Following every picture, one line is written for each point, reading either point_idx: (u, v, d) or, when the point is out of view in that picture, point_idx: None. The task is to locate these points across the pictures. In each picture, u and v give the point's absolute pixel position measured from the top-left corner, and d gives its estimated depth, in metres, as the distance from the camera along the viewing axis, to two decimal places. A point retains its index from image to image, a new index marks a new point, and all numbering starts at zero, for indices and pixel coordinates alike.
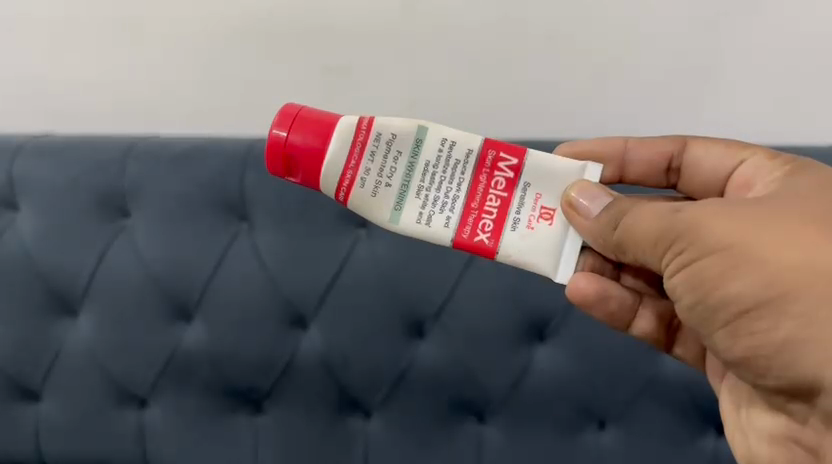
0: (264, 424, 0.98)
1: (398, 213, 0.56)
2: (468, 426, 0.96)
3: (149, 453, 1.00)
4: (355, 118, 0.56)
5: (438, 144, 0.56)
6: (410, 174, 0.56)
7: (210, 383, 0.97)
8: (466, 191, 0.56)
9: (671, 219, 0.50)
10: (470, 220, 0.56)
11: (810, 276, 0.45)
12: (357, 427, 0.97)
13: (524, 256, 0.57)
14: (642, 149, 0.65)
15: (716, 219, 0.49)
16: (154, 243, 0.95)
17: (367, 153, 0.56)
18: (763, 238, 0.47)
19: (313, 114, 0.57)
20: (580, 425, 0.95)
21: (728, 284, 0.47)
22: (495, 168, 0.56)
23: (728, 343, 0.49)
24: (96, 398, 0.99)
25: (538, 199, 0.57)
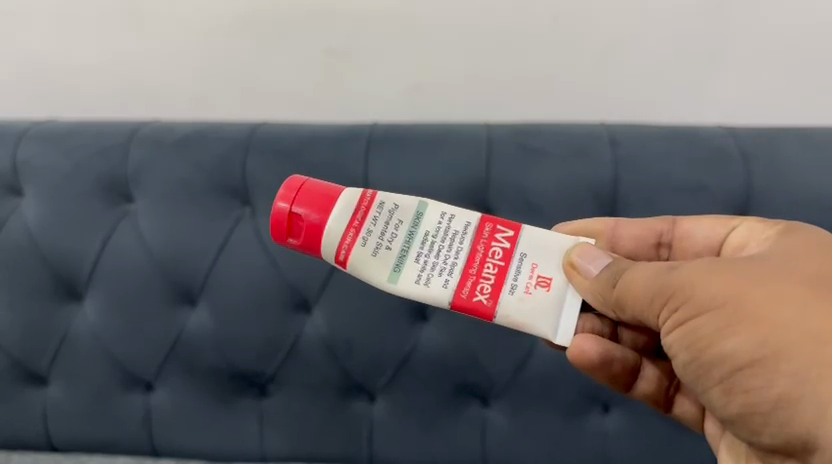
0: (270, 407, 0.99)
1: (397, 273, 0.55)
2: (473, 410, 0.97)
3: (156, 438, 1.01)
4: (359, 190, 0.58)
5: (437, 216, 0.57)
6: (409, 240, 0.56)
7: (214, 367, 0.98)
8: (465, 258, 0.56)
9: (666, 277, 0.51)
10: (468, 282, 0.55)
11: (802, 333, 0.45)
12: (362, 409, 0.98)
13: (523, 319, 0.54)
14: (631, 226, 0.66)
15: (709, 277, 0.49)
16: (156, 229, 0.95)
17: (368, 221, 0.57)
18: (756, 296, 0.47)
19: (316, 188, 0.58)
20: (584, 408, 0.95)
21: (723, 342, 0.47)
22: (493, 238, 0.57)
23: (723, 401, 0.49)
24: (103, 384, 1.00)
25: (536, 268, 0.56)
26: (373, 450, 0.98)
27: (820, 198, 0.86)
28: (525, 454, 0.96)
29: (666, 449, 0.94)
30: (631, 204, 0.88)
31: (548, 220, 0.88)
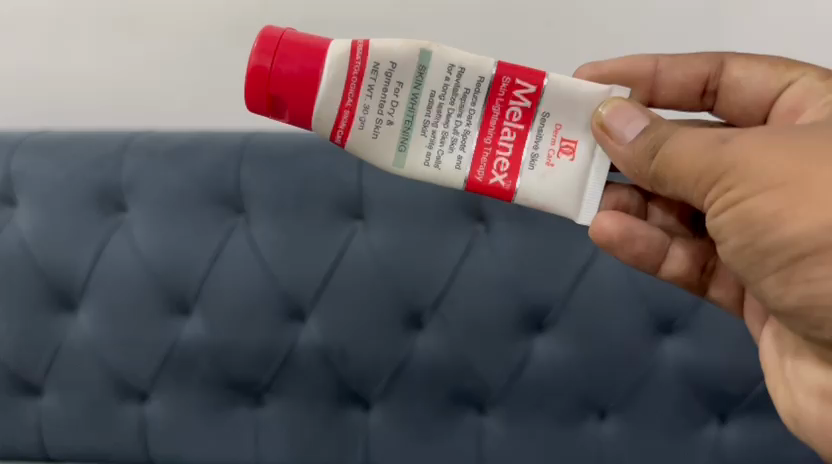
0: (265, 416, 0.99)
1: (403, 154, 0.50)
2: (469, 419, 0.96)
3: (152, 448, 1.01)
4: (347, 43, 0.48)
5: (440, 69, 0.49)
6: (414, 108, 0.49)
7: (210, 377, 0.97)
8: (479, 128, 0.50)
9: (715, 151, 0.43)
10: (483, 160, 0.50)
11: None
12: (357, 419, 0.98)
13: (543, 197, 0.51)
14: (674, 68, 0.57)
15: (768, 152, 0.41)
16: (151, 238, 0.95)
17: (365, 86, 0.48)
18: (825, 175, 0.38)
19: (299, 40, 0.48)
20: (581, 414, 0.94)
21: (782, 226, 0.40)
22: (510, 97, 0.49)
23: (779, 292, 0.42)
24: (98, 393, 0.99)
25: (558, 131, 0.50)
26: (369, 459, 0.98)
27: None
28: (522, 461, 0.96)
29: (662, 453, 0.94)
30: None
31: (541, 231, 0.89)
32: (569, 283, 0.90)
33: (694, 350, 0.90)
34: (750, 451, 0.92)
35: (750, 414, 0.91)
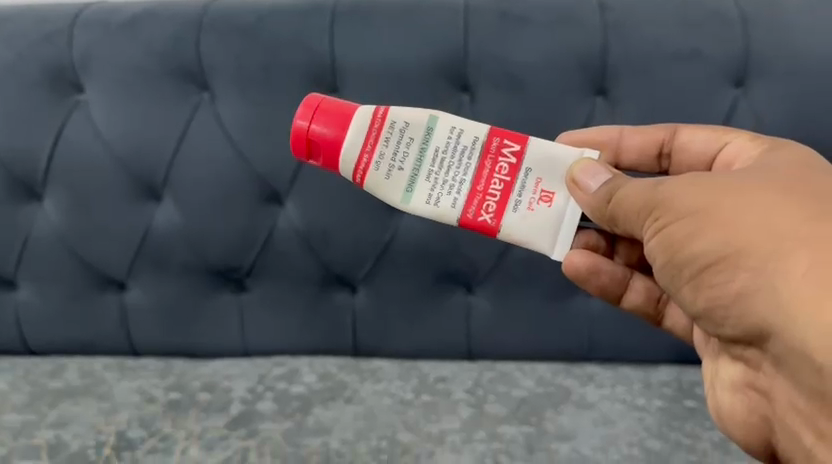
0: (250, 301, 0.96)
1: (409, 194, 0.57)
2: (457, 297, 0.94)
3: (135, 339, 0.99)
4: (372, 109, 0.58)
5: (445, 128, 0.58)
6: (421, 159, 0.57)
7: (188, 263, 0.94)
8: (472, 173, 0.57)
9: (649, 189, 0.50)
10: (475, 201, 0.57)
11: (763, 237, 0.43)
12: (343, 300, 0.95)
13: (525, 235, 0.57)
14: (636, 136, 0.64)
15: (690, 187, 0.48)
16: (112, 119, 0.88)
17: (382, 139, 0.58)
18: (728, 203, 0.46)
19: (333, 106, 0.59)
20: (571, 290, 0.92)
21: (692, 243, 0.46)
22: (499, 154, 0.57)
23: (692, 297, 0.48)
24: (75, 284, 0.96)
25: (539, 183, 0.57)
26: (355, 341, 0.97)
27: (821, 64, 0.81)
28: (510, 339, 0.95)
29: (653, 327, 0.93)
30: (621, 76, 0.82)
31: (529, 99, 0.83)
32: None
33: None
34: None
35: None
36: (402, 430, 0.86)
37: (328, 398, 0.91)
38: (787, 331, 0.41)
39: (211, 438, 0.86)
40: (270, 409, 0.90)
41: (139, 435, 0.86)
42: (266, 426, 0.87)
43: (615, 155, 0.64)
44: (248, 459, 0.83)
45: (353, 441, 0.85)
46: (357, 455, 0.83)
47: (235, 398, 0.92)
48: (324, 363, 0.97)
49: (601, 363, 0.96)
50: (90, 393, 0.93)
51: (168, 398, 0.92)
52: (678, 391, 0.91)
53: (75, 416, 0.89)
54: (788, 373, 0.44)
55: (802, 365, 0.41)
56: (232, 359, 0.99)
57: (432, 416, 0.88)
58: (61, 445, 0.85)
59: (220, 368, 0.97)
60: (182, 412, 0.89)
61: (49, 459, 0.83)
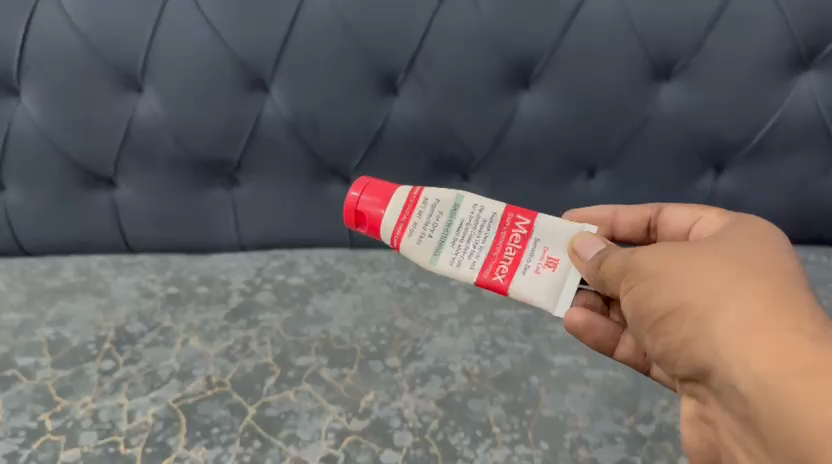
0: (242, 195, 0.94)
1: (436, 256, 0.65)
2: (453, 184, 0.93)
3: (129, 236, 0.98)
4: (409, 190, 0.68)
5: (469, 205, 0.66)
6: (448, 229, 0.66)
7: (176, 157, 0.91)
8: (490, 243, 0.65)
9: (624, 255, 0.55)
10: (491, 263, 0.64)
11: (708, 294, 0.48)
12: (338, 192, 0.94)
13: (530, 294, 0.63)
14: (628, 212, 0.71)
15: (654, 254, 0.53)
16: (84, 5, 0.83)
17: (415, 214, 0.67)
18: (683, 266, 0.51)
19: (382, 184, 0.70)
20: (569, 172, 0.91)
21: (652, 299, 0.51)
22: (513, 227, 0.65)
23: (651, 343, 0.52)
24: (62, 182, 0.94)
25: (545, 250, 0.64)
26: (351, 233, 0.97)
27: None
28: None
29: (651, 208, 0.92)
30: None
31: None
32: (560, 28, 0.80)
33: (693, 94, 0.84)
34: (742, 198, 0.91)
35: (746, 160, 0.88)
36: (401, 316, 0.86)
37: (326, 288, 0.91)
38: (726, 372, 0.46)
39: (211, 330, 0.86)
40: (269, 299, 0.90)
41: (139, 329, 0.87)
42: (266, 317, 0.87)
43: (607, 229, 0.72)
44: (249, 348, 0.83)
45: (352, 328, 0.85)
46: (357, 340, 0.83)
47: (233, 291, 0.92)
48: (321, 255, 0.97)
49: None
50: (88, 290, 0.93)
51: (167, 292, 0.92)
52: None
53: (74, 313, 0.89)
54: (730, 411, 0.47)
55: (738, 401, 0.45)
56: (229, 254, 0.99)
57: (430, 302, 0.88)
58: (62, 340, 0.85)
59: (218, 262, 0.97)
60: (180, 306, 0.90)
61: (50, 355, 0.83)
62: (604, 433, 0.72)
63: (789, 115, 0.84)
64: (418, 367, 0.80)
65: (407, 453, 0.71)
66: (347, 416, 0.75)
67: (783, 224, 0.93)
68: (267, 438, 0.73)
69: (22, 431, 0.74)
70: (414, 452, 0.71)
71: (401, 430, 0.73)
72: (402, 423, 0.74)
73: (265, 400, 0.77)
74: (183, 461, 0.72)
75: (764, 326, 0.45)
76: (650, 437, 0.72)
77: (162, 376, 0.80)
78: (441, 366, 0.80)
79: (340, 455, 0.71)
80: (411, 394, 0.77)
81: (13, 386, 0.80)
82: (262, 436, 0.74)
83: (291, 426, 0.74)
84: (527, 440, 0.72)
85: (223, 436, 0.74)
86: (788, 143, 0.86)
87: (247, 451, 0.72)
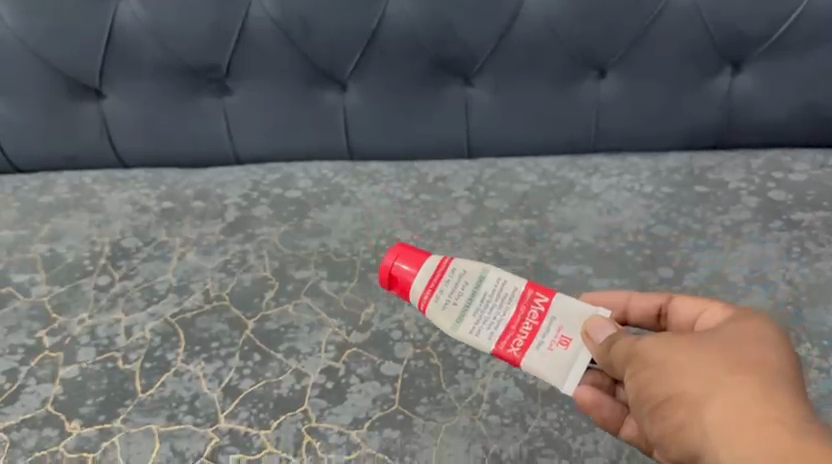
0: (235, 104, 0.90)
1: (457, 323, 0.61)
2: (455, 89, 0.88)
3: (120, 149, 0.95)
4: (439, 260, 0.64)
5: (493, 279, 0.62)
6: (472, 299, 0.62)
7: (163, 64, 0.87)
8: (509, 316, 0.60)
9: (630, 341, 0.48)
10: (508, 335, 0.59)
11: (702, 384, 0.42)
12: (334, 100, 0.89)
13: (541, 371, 0.58)
14: (643, 300, 0.59)
15: (657, 339, 0.46)
16: None
17: (442, 283, 0.63)
18: (685, 355, 0.44)
19: (416, 249, 0.66)
20: (578, 73, 0.87)
21: (651, 386, 0.45)
22: (532, 302, 0.60)
23: (647, 429, 0.46)
24: (47, 94, 0.90)
25: (559, 328, 0.59)
26: (350, 144, 0.93)
27: None
28: (512, 131, 0.91)
29: (663, 109, 0.88)
30: None
31: None
32: None
33: None
34: (758, 99, 0.87)
35: (766, 55, 0.84)
36: (401, 229, 0.84)
37: (324, 201, 0.88)
38: None
39: (208, 245, 0.84)
40: (266, 214, 0.87)
41: (134, 244, 0.85)
42: (264, 231, 0.85)
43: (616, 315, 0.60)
44: (247, 262, 0.82)
45: (352, 241, 0.83)
46: (356, 253, 0.81)
47: (229, 205, 0.89)
48: (319, 168, 0.93)
49: (608, 154, 0.92)
50: (82, 206, 0.91)
51: (161, 207, 0.89)
52: (690, 177, 0.88)
53: (67, 230, 0.87)
54: None
55: None
56: (225, 167, 0.95)
57: (432, 214, 0.85)
58: (57, 257, 0.84)
59: (213, 176, 0.93)
60: (176, 221, 0.87)
61: (46, 272, 0.82)
62: None
63: (814, 5, 0.80)
64: None
65: (407, 365, 0.70)
66: (347, 329, 0.74)
67: (800, 127, 0.90)
68: (267, 351, 0.72)
69: (21, 349, 0.74)
70: (415, 363, 0.70)
71: (401, 342, 0.72)
72: (402, 336, 0.73)
73: (264, 314, 0.76)
74: (183, 375, 0.71)
75: (761, 425, 0.40)
76: None
77: (159, 291, 0.79)
78: None
79: (341, 367, 0.70)
80: (412, 307, 0.75)
81: (10, 303, 0.79)
82: (262, 349, 0.73)
83: (290, 339, 0.73)
84: None
85: (222, 350, 0.73)
86: (810, 36, 0.82)
87: (246, 364, 0.71)
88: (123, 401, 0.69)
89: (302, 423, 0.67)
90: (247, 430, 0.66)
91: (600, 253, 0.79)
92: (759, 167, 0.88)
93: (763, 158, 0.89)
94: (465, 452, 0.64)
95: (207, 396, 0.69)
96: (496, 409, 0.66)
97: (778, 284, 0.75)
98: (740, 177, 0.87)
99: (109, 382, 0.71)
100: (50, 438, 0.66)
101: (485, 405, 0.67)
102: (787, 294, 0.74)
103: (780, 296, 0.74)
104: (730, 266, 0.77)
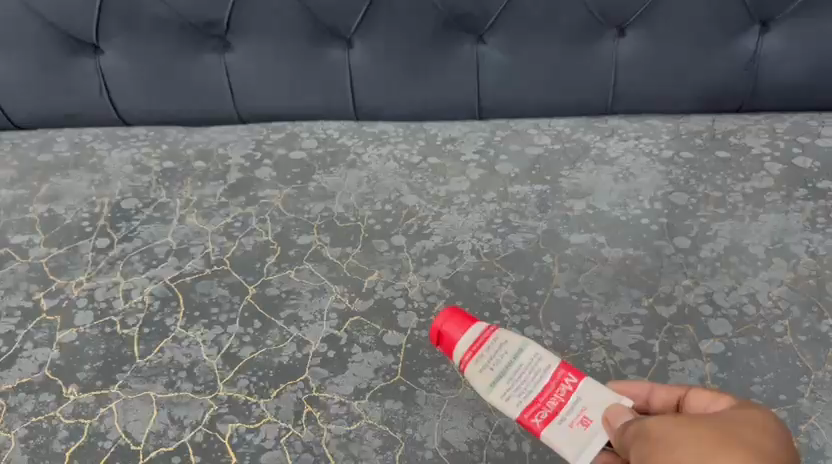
0: (236, 61, 0.87)
1: (489, 388, 0.57)
2: (466, 46, 0.84)
3: (120, 107, 0.92)
4: (485, 327, 0.60)
5: (532, 352, 0.57)
6: (507, 367, 0.57)
7: (162, 16, 0.85)
8: (538, 389, 0.55)
9: (631, 426, 0.44)
10: (535, 406, 0.54)
11: (680, 453, 0.38)
12: (339, 57, 0.86)
13: (557, 446, 0.52)
14: (663, 390, 0.52)
15: (651, 420, 0.42)
16: None
17: (482, 349, 0.59)
18: (666, 428, 0.40)
19: (468, 314, 0.62)
20: (594, 30, 0.82)
21: (637, 462, 0.41)
22: (563, 379, 0.55)
23: None
24: (44, 49, 0.87)
25: (584, 409, 0.53)
26: (356, 104, 0.89)
27: None
28: (525, 92, 0.87)
29: (685, 69, 0.84)
30: None
31: None
32: None
33: None
34: (786, 60, 0.83)
35: (796, 13, 0.80)
36: (407, 193, 0.81)
37: (329, 163, 0.85)
38: None
39: (210, 207, 0.82)
40: (269, 175, 0.85)
41: (133, 205, 0.83)
42: (267, 193, 0.82)
43: (635, 405, 0.53)
44: (249, 225, 0.79)
45: (356, 205, 0.80)
46: (361, 218, 0.79)
47: (231, 166, 0.86)
48: (325, 127, 0.90)
49: (625, 116, 0.88)
50: (81, 164, 0.88)
51: (162, 167, 0.87)
52: (711, 141, 0.84)
53: (66, 189, 0.85)
54: None
55: None
56: (228, 126, 0.92)
57: (440, 179, 0.82)
58: (56, 218, 0.82)
59: (216, 135, 0.91)
60: (177, 182, 0.85)
61: (44, 233, 0.80)
62: (620, 315, 0.68)
63: None
64: (425, 246, 0.75)
65: (411, 335, 0.68)
66: (350, 296, 0.72)
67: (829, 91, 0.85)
68: (267, 318, 0.70)
69: (19, 311, 0.72)
70: (419, 333, 0.68)
71: (405, 311, 0.70)
72: (407, 305, 0.70)
73: (266, 280, 0.74)
74: (182, 341, 0.69)
75: None
76: (671, 320, 0.67)
77: (159, 254, 0.77)
78: (449, 245, 0.75)
79: (343, 336, 0.68)
80: (417, 275, 0.73)
81: (8, 264, 0.77)
82: (262, 316, 0.71)
83: (292, 307, 0.71)
84: (537, 323, 0.68)
85: (223, 316, 0.71)
86: None
87: (247, 331, 0.70)
88: (121, 367, 0.68)
89: (302, 392, 0.65)
90: (246, 398, 0.65)
91: (614, 221, 0.76)
92: (785, 131, 0.84)
93: (789, 122, 0.85)
94: (468, 425, 0.62)
95: (205, 363, 0.67)
96: None
97: (800, 256, 0.72)
98: (764, 142, 0.83)
99: (107, 348, 0.69)
100: (47, 404, 0.65)
101: None
102: (810, 266, 0.71)
103: (802, 269, 0.71)
104: (750, 236, 0.74)
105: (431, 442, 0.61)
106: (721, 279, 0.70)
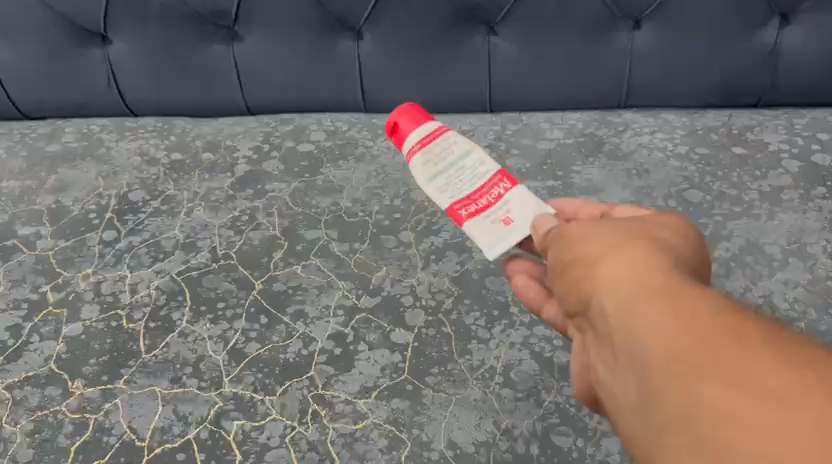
0: (245, 52, 0.86)
1: (429, 180, 0.63)
2: (477, 39, 0.83)
3: (129, 98, 0.91)
4: (435, 127, 0.66)
5: (475, 157, 0.63)
6: (447, 163, 0.63)
7: (170, 7, 0.84)
8: (474, 188, 0.61)
9: (548, 236, 0.50)
10: (466, 200, 0.60)
11: (597, 249, 0.43)
12: (349, 49, 0.84)
13: (477, 241, 0.59)
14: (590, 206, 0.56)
15: (570, 226, 0.47)
16: None
17: (432, 141, 0.65)
18: (592, 226, 0.45)
19: (426, 113, 0.69)
20: (609, 22, 0.81)
21: (560, 255, 0.46)
22: (496, 184, 0.60)
23: (560, 296, 0.45)
24: (52, 38, 0.87)
25: (507, 212, 0.59)
26: (365, 97, 0.88)
27: None
28: (537, 85, 0.85)
29: (702, 64, 0.82)
30: None
31: None
32: None
33: None
34: (806, 54, 0.81)
35: (817, 6, 0.78)
36: (417, 188, 0.80)
37: (337, 157, 0.84)
38: (602, 307, 0.40)
39: (217, 201, 0.81)
40: (277, 168, 0.84)
41: (140, 198, 0.82)
42: (275, 187, 0.82)
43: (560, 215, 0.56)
44: (257, 219, 0.78)
45: (364, 200, 0.79)
46: (369, 214, 0.78)
47: (239, 158, 0.85)
48: (334, 120, 0.89)
49: (639, 111, 0.87)
50: (89, 156, 0.88)
51: (170, 158, 0.86)
52: (727, 138, 0.82)
53: (74, 181, 0.84)
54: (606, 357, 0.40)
55: (609, 341, 0.39)
56: (237, 119, 0.92)
57: None
58: (63, 209, 0.81)
59: (224, 127, 0.90)
60: (185, 174, 0.84)
61: (51, 225, 0.80)
62: None
63: None
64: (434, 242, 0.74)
65: (419, 333, 0.67)
66: (357, 293, 0.71)
67: None
68: (273, 314, 0.70)
69: (25, 304, 0.72)
70: (426, 331, 0.67)
71: (412, 309, 0.69)
72: (414, 302, 0.70)
73: (273, 275, 0.73)
74: (187, 336, 0.69)
75: (653, 286, 0.38)
76: None
77: (165, 247, 0.77)
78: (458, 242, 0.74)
79: (349, 334, 0.68)
80: (425, 272, 0.72)
81: (15, 256, 0.77)
82: (269, 311, 0.70)
83: (298, 303, 0.70)
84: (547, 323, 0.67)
85: (229, 311, 0.70)
86: None
87: (253, 327, 0.69)
88: (127, 362, 0.67)
89: (308, 390, 0.64)
90: (251, 395, 0.64)
91: None
92: (803, 127, 0.82)
93: (808, 118, 0.83)
94: (476, 427, 0.61)
95: (211, 359, 0.67)
96: (510, 383, 0.63)
97: (817, 256, 0.70)
98: (782, 138, 0.81)
99: (113, 342, 0.69)
100: (53, 398, 0.65)
101: (498, 379, 0.63)
102: (827, 267, 0.69)
103: (820, 270, 0.69)
104: (766, 235, 0.72)
105: (437, 443, 0.60)
106: (736, 279, 0.69)
